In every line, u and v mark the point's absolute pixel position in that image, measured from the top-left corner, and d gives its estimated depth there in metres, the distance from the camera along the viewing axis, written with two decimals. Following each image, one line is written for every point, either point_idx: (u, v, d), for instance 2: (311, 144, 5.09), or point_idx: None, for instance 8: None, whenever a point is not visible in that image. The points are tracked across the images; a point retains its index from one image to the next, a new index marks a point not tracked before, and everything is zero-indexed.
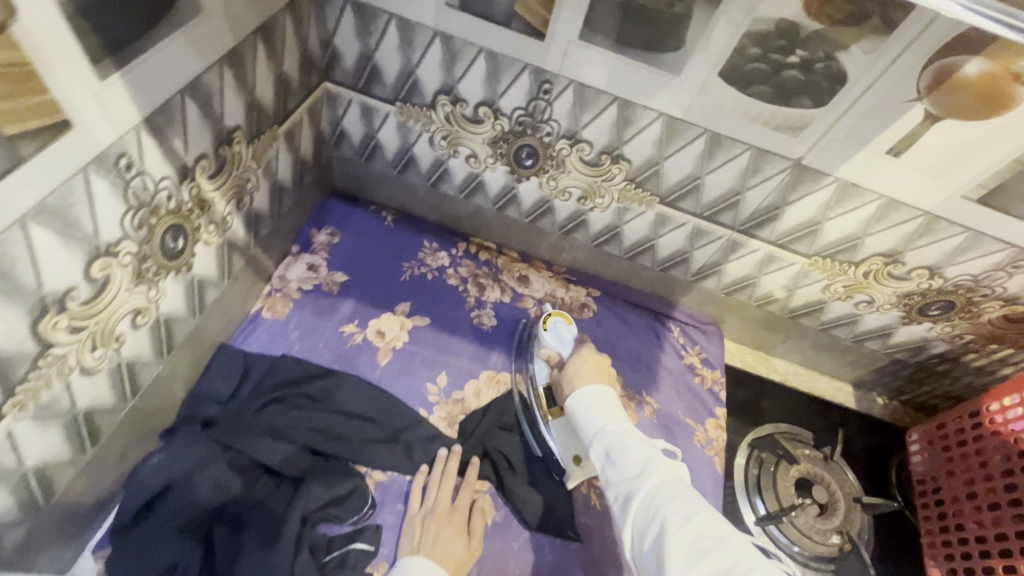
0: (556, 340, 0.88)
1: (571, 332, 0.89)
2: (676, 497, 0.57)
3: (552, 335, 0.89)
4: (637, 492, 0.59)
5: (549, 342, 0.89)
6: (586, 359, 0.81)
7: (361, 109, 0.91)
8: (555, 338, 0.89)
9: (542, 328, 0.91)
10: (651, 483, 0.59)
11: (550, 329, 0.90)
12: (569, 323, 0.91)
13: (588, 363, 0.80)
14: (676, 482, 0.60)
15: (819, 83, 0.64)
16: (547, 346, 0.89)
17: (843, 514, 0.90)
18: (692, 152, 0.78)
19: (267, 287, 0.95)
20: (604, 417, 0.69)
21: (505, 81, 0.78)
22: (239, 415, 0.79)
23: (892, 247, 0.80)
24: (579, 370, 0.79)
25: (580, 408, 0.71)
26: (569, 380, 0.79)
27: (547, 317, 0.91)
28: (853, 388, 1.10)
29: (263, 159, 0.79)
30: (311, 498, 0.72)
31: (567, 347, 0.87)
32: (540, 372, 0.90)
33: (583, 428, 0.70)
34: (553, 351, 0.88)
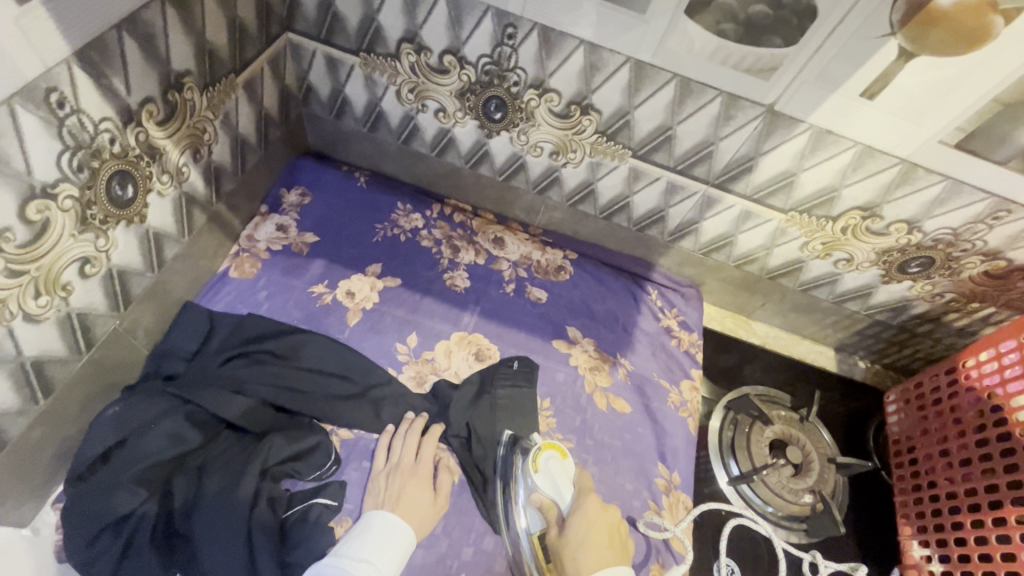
0: (550, 486, 0.75)
1: (566, 474, 0.77)
2: None
3: (545, 479, 0.76)
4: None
5: (543, 488, 0.75)
6: (595, 523, 0.71)
7: (326, 62, 0.88)
8: (549, 482, 0.75)
9: (530, 470, 0.77)
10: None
11: (542, 471, 0.76)
12: (564, 457, 0.78)
13: (596, 526, 0.70)
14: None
15: (788, 19, 0.62)
16: (539, 492, 0.76)
17: (818, 474, 0.89)
18: (662, 101, 0.75)
19: (235, 247, 0.93)
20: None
21: (468, 25, 0.75)
22: (203, 370, 0.78)
23: (870, 199, 0.78)
24: (584, 542, 0.69)
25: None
26: (571, 556, 0.68)
27: (537, 454, 0.77)
28: (835, 352, 1.09)
29: (220, 111, 0.77)
30: (272, 453, 0.71)
31: (565, 497, 0.75)
32: (532, 520, 0.77)
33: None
34: (547, 499, 0.75)
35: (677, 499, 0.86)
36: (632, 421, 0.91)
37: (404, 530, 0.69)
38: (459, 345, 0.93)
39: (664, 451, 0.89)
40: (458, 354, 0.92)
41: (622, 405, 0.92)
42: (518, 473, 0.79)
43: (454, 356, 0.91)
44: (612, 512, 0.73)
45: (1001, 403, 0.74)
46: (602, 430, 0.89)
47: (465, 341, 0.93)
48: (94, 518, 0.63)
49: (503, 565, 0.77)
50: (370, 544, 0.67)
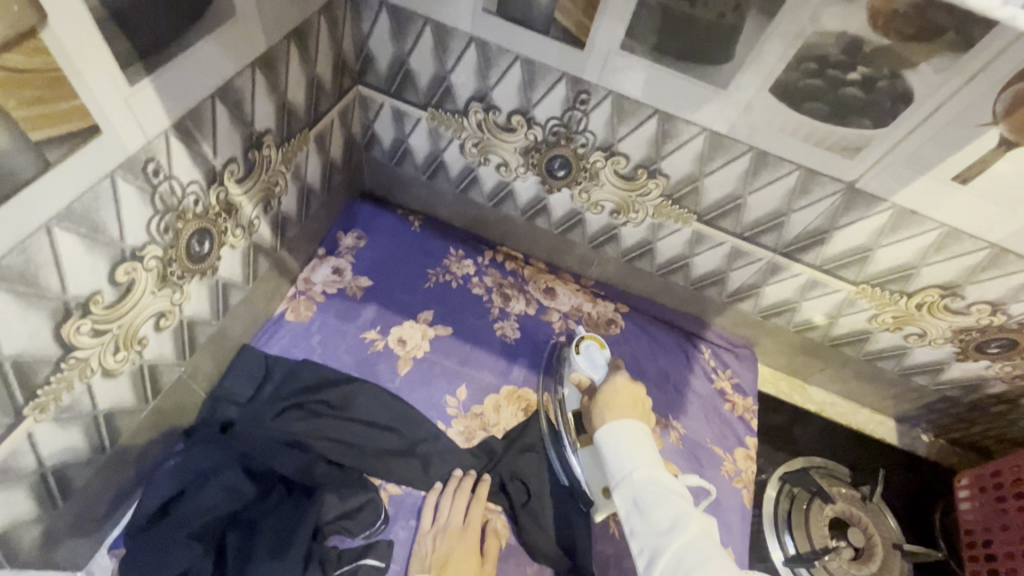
0: (587, 365, 0.84)
1: (603, 356, 0.84)
2: (704, 565, 0.56)
3: (583, 359, 0.84)
4: (664, 550, 0.58)
5: (582, 367, 0.84)
6: (619, 386, 0.75)
7: (392, 113, 0.89)
8: (587, 361, 0.84)
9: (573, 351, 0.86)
10: (682, 541, 0.58)
11: (582, 352, 0.85)
12: (602, 347, 0.86)
13: (623, 391, 0.74)
14: (708, 542, 0.58)
15: (881, 102, 0.59)
16: (578, 371, 0.85)
17: (881, 561, 0.84)
18: (735, 171, 0.73)
19: (292, 289, 0.95)
20: (636, 456, 0.65)
21: (540, 89, 0.75)
22: (257, 419, 0.79)
23: (951, 279, 0.75)
24: (607, 399, 0.74)
25: (608, 442, 0.68)
26: (596, 409, 0.74)
27: (579, 339, 0.86)
28: (897, 424, 1.03)
29: (292, 163, 0.79)
30: (323, 511, 0.71)
31: (598, 373, 0.82)
32: (571, 396, 0.87)
33: (610, 467, 0.67)
34: (584, 377, 0.84)
35: None
36: None
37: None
38: (508, 399, 0.91)
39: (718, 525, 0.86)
40: (506, 410, 0.90)
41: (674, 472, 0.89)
42: (567, 361, 0.90)
43: (503, 411, 0.90)
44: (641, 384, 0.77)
45: None
46: None
47: (515, 396, 0.92)
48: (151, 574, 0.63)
49: None
50: None
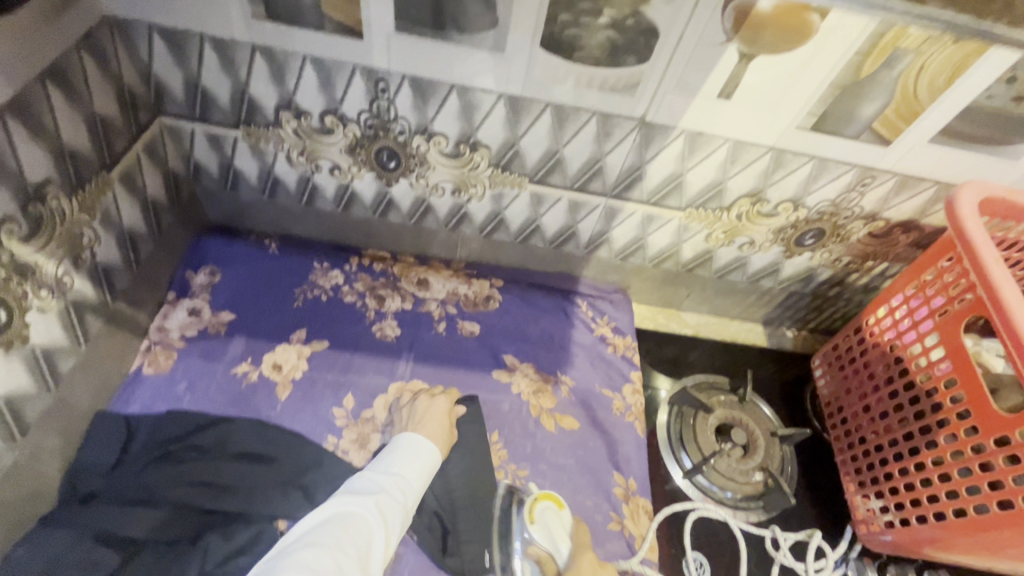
0: (547, 538, 0.78)
1: (562, 526, 0.80)
2: None
3: (541, 530, 0.79)
4: None
5: (540, 539, 0.78)
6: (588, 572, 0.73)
7: (208, 138, 0.86)
8: (545, 532, 0.79)
9: (528, 519, 0.80)
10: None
11: (538, 521, 0.79)
12: (559, 510, 0.81)
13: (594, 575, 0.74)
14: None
15: (635, 39, 0.65)
16: (536, 545, 0.78)
17: (764, 451, 0.93)
18: (543, 128, 0.77)
19: (146, 341, 0.89)
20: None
21: (340, 86, 0.76)
22: (123, 482, 0.74)
23: (753, 186, 0.83)
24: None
25: None
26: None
27: (532, 504, 0.80)
28: (763, 327, 1.14)
29: (97, 209, 0.74)
30: (208, 556, 0.69)
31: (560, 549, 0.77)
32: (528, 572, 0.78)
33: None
34: (544, 552, 0.78)
35: (637, 505, 0.87)
36: (583, 436, 0.92)
37: (433, 454, 0.80)
38: (429, 398, 0.87)
39: (618, 460, 0.91)
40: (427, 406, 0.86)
41: (570, 423, 0.93)
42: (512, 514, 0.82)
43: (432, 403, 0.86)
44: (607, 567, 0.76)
45: (901, 354, 0.79)
46: (554, 451, 0.90)
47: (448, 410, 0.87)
48: None
49: None
50: (401, 457, 0.78)
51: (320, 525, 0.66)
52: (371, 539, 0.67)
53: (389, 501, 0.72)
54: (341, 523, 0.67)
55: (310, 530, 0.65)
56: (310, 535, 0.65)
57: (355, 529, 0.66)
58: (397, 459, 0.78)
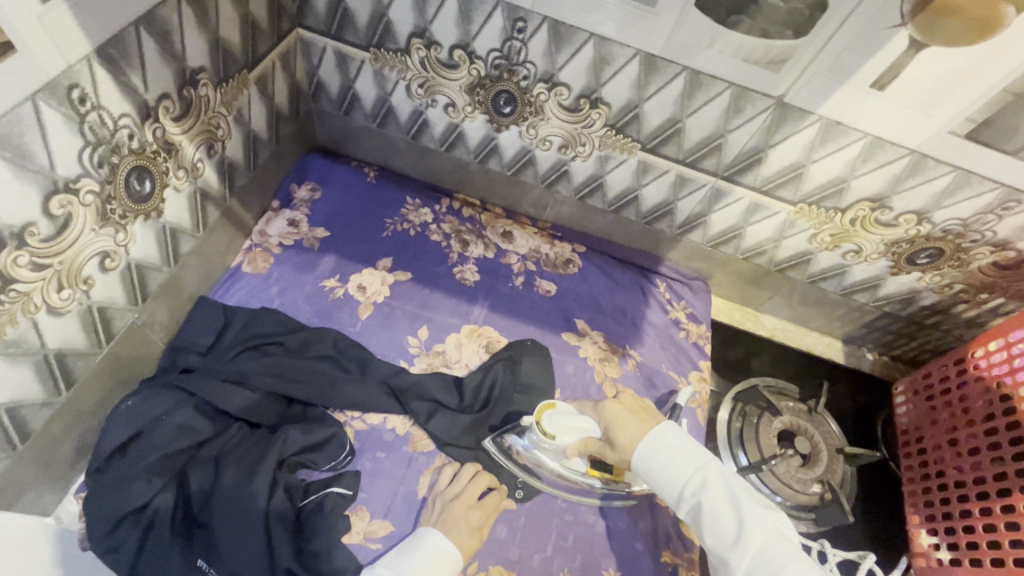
0: (572, 433, 0.73)
1: (570, 413, 0.75)
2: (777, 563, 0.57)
3: (563, 433, 0.73)
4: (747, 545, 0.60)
5: (570, 439, 0.73)
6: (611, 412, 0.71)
7: (336, 57, 0.89)
8: (568, 427, 0.73)
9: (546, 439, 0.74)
10: (705, 497, 0.63)
11: (556, 431, 0.73)
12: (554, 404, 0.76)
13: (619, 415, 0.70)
14: (730, 496, 0.62)
15: (798, 11, 0.62)
16: (570, 446, 0.74)
17: (827, 464, 0.90)
18: (671, 93, 0.75)
19: (247, 242, 0.94)
20: (683, 468, 0.65)
21: (477, 20, 0.76)
22: (219, 362, 0.79)
23: (879, 190, 0.78)
24: (620, 430, 0.69)
25: (654, 457, 0.66)
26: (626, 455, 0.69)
27: (540, 426, 0.74)
28: (843, 344, 1.09)
29: (234, 105, 0.78)
30: (286, 443, 0.73)
31: (590, 425, 0.73)
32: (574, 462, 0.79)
33: (662, 481, 0.66)
34: (580, 442, 0.74)
35: None
36: None
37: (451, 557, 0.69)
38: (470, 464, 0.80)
39: None
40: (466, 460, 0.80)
41: (631, 397, 0.93)
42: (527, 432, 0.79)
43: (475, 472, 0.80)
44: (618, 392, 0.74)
45: (1008, 393, 0.73)
46: None
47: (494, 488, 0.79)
48: (111, 507, 0.65)
49: (516, 552, 0.77)
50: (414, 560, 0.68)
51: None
52: None
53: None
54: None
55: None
56: None
57: None
58: (396, 561, 0.69)
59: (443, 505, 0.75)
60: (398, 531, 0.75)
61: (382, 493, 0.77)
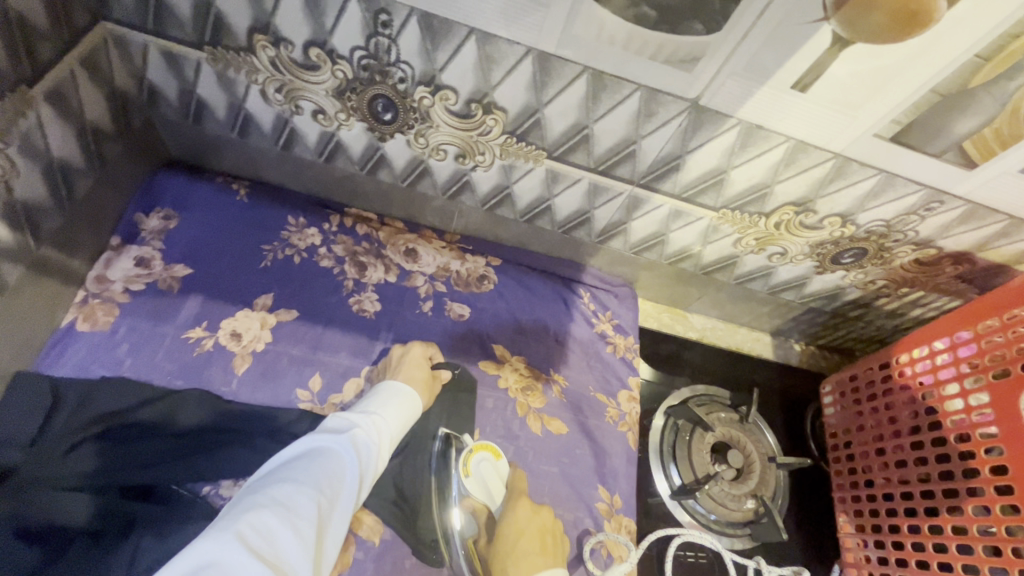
0: (481, 489, 0.75)
1: (499, 475, 0.77)
2: None
3: (476, 483, 0.75)
4: None
5: (474, 490, 0.75)
6: (525, 525, 0.70)
7: (163, 57, 0.71)
8: (480, 485, 0.75)
9: (461, 471, 0.76)
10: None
11: (473, 475, 0.75)
12: (497, 459, 0.77)
13: (528, 531, 0.70)
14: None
15: (709, 1, 0.51)
16: (471, 497, 0.75)
17: (759, 477, 0.87)
18: (573, 97, 0.64)
19: (81, 292, 0.76)
20: None
21: (331, 12, 0.60)
22: (44, 460, 0.63)
23: (803, 195, 0.72)
24: (518, 537, 0.69)
25: None
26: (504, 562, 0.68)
27: (468, 457, 0.76)
28: (771, 338, 1.06)
29: (13, 134, 0.59)
30: (139, 557, 0.60)
31: (496, 501, 0.75)
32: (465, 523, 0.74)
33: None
34: (479, 503, 0.75)
35: (619, 523, 0.81)
36: (571, 444, 0.84)
37: (413, 400, 0.75)
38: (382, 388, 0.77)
39: (604, 473, 0.84)
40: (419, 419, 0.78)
41: (558, 427, 0.85)
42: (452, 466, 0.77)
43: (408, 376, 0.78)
44: (543, 513, 0.73)
45: (936, 406, 0.71)
46: (537, 456, 0.82)
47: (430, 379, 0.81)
48: None
49: None
50: (384, 401, 0.72)
51: (261, 483, 0.59)
52: (344, 475, 0.61)
53: (326, 498, 0.58)
54: (308, 459, 0.61)
55: (256, 487, 0.58)
56: (284, 472, 0.59)
57: (331, 474, 0.60)
58: (364, 447, 0.66)
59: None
60: None
61: None
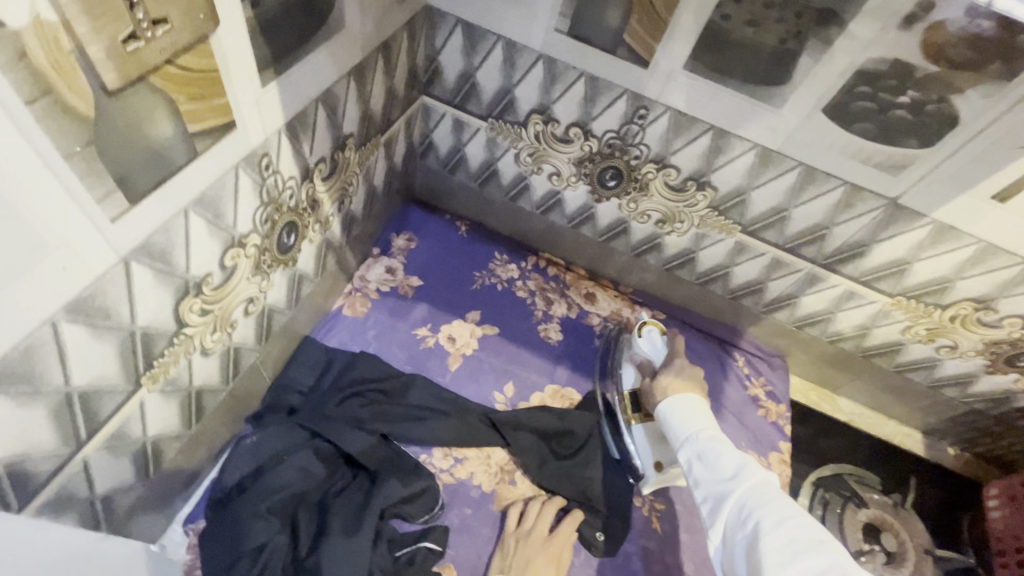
0: (649, 347, 0.89)
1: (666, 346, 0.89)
2: (770, 502, 0.57)
3: (646, 342, 0.90)
4: (732, 492, 0.59)
5: (642, 348, 0.90)
6: (683, 371, 0.80)
7: (453, 123, 0.95)
8: (649, 345, 0.89)
9: (634, 334, 0.91)
10: (745, 487, 0.59)
11: (645, 336, 0.90)
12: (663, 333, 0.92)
13: (683, 372, 0.79)
14: (772, 488, 0.59)
15: (928, 124, 0.64)
16: (638, 352, 0.90)
17: (913, 565, 0.90)
18: (783, 185, 0.78)
19: (348, 285, 0.99)
20: (700, 421, 0.69)
21: (600, 104, 0.80)
22: (321, 406, 0.83)
23: (986, 293, 0.79)
24: (673, 378, 0.78)
25: (675, 411, 0.72)
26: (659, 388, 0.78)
27: (642, 325, 0.92)
28: (923, 436, 1.06)
29: (364, 165, 0.84)
30: (388, 492, 0.74)
31: (658, 356, 0.88)
32: (628, 376, 0.91)
33: (674, 430, 0.71)
34: (643, 357, 0.89)
35: None
36: None
37: None
38: (539, 499, 0.82)
39: None
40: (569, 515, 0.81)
41: None
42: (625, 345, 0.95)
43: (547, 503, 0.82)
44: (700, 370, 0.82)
45: None
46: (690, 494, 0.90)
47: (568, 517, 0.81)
48: (235, 544, 0.66)
49: None
50: None
51: None
52: None
53: None
54: None
55: None
56: None
57: None
58: None
59: (517, 546, 0.77)
60: None
61: (468, 550, 0.78)
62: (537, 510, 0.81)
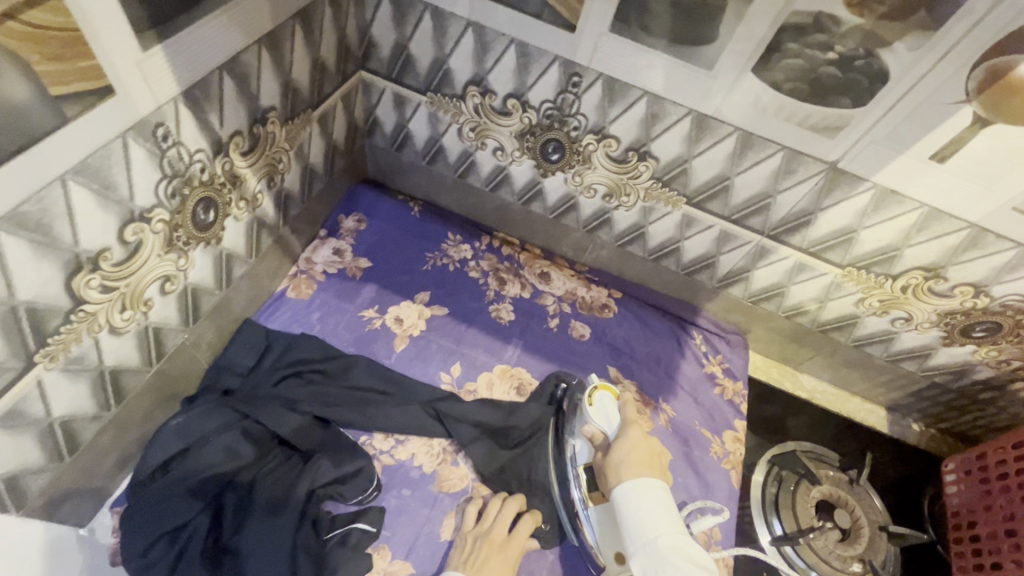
0: (601, 418, 0.74)
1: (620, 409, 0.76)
2: None
3: (597, 412, 0.75)
4: None
5: (594, 419, 0.75)
6: (637, 443, 0.70)
7: (394, 98, 0.93)
8: (600, 415, 0.75)
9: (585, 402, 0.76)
10: None
11: (595, 406, 0.75)
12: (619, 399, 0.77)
13: (637, 447, 0.70)
14: None
15: (858, 81, 0.62)
16: (590, 424, 0.75)
17: (868, 542, 0.85)
18: (722, 152, 0.76)
19: (293, 268, 0.97)
20: (658, 526, 0.62)
21: (534, 72, 0.78)
22: (257, 388, 0.81)
23: (934, 261, 0.76)
24: (627, 456, 0.69)
25: (631, 507, 0.64)
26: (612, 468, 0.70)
27: (591, 390, 0.77)
28: (886, 412, 1.04)
29: (296, 141, 0.82)
30: (318, 473, 0.74)
31: (612, 427, 0.74)
32: (581, 450, 0.79)
33: (628, 530, 0.64)
34: (597, 430, 0.75)
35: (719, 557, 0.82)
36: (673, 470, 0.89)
37: None
38: (501, 496, 0.79)
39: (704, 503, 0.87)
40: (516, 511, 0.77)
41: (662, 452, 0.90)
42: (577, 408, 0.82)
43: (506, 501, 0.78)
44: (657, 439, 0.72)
45: None
46: None
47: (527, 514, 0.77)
48: (153, 524, 0.66)
49: None
50: None
51: None
52: None
53: None
54: None
55: None
56: None
57: None
58: None
59: (473, 543, 0.73)
60: (416, 572, 0.75)
61: (405, 532, 0.77)
62: (498, 508, 0.77)
